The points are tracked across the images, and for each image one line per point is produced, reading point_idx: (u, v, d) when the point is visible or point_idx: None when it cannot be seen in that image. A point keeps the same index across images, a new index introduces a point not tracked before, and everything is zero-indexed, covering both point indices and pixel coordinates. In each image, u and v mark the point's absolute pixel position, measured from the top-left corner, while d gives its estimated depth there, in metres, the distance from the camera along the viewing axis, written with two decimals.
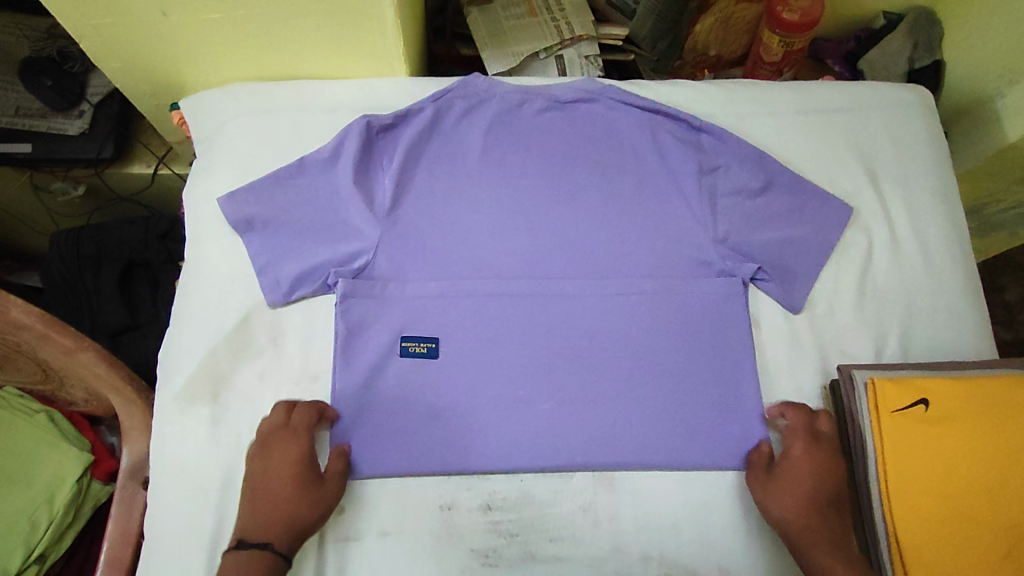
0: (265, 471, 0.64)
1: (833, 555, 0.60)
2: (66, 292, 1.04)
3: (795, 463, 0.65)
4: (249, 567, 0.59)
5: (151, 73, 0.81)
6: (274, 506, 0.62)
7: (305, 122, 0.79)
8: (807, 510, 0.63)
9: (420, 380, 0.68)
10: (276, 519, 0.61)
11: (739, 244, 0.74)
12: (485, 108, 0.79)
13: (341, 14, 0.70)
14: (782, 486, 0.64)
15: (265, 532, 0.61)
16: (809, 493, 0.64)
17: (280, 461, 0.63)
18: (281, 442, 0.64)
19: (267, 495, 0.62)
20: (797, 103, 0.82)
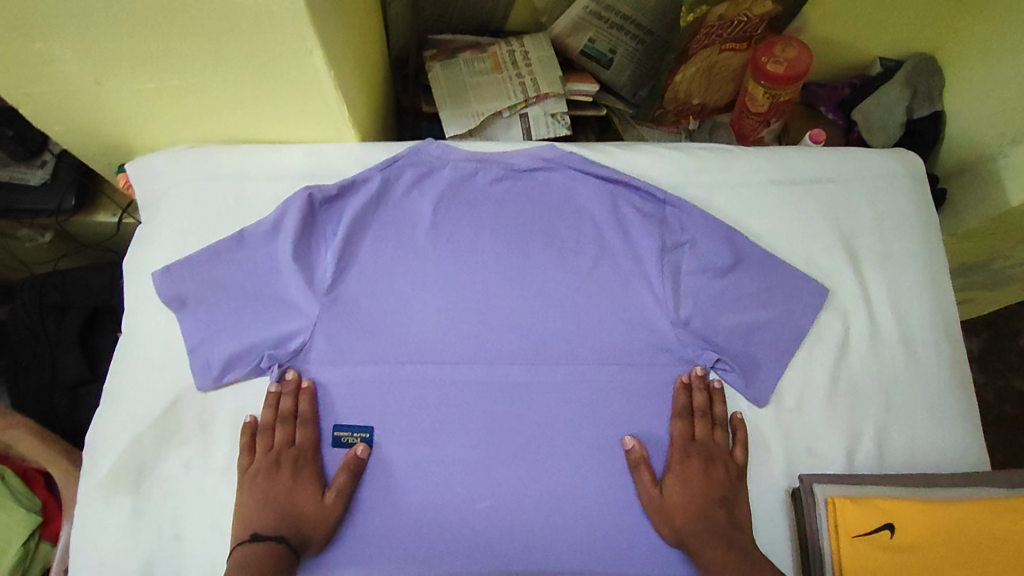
0: (274, 480, 0.64)
1: (723, 553, 0.61)
2: (27, 341, 1.02)
3: (673, 474, 0.66)
4: (257, 562, 0.58)
5: (98, 135, 0.78)
6: (285, 512, 0.63)
7: (248, 188, 0.75)
8: (691, 522, 0.63)
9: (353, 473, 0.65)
10: (286, 521, 0.62)
11: (701, 327, 0.70)
12: (435, 177, 0.75)
13: (278, 83, 0.67)
14: (658, 511, 0.64)
15: (278, 530, 0.61)
16: (686, 493, 0.65)
17: (301, 471, 0.65)
18: (298, 459, 0.65)
19: (280, 506, 0.63)
20: (771, 172, 0.77)
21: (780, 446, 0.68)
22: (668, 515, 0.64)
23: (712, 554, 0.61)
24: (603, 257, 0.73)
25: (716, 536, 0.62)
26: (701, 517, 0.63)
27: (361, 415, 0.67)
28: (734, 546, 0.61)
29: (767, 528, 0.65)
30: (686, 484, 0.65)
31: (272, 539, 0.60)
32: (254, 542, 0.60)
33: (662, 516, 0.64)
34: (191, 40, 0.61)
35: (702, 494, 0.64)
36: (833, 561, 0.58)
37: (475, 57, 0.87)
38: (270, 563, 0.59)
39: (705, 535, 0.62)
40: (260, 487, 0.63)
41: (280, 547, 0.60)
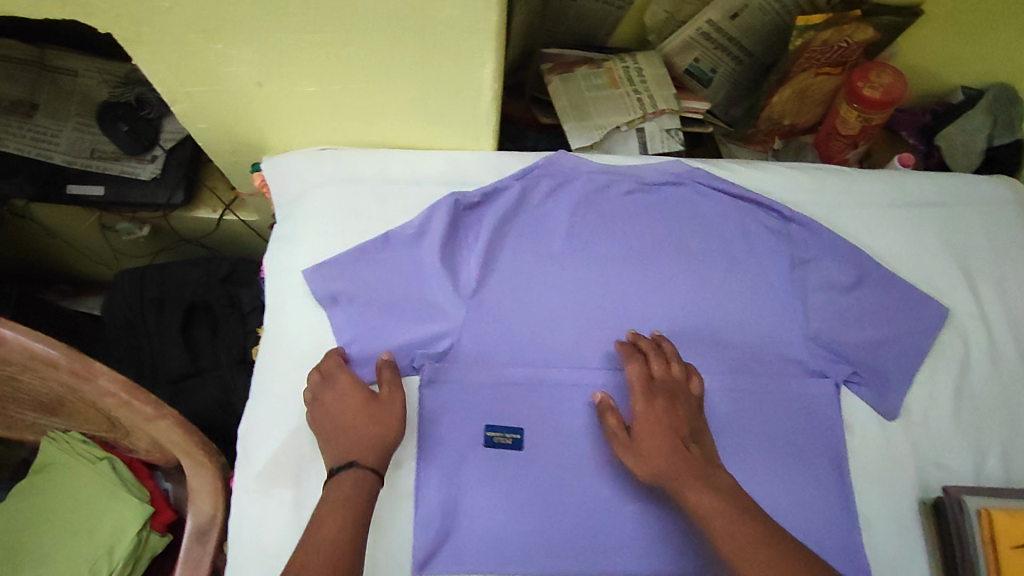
0: (337, 408, 0.65)
1: (706, 494, 0.58)
2: (126, 331, 1.05)
3: (646, 414, 0.64)
4: (355, 488, 0.61)
5: (238, 136, 0.80)
6: (357, 434, 0.64)
7: (390, 193, 0.77)
8: (666, 464, 0.61)
9: (506, 472, 0.68)
10: (365, 446, 0.63)
11: (831, 342, 0.74)
12: (570, 187, 0.78)
13: (438, 95, 0.69)
14: (634, 457, 0.63)
15: (355, 449, 0.63)
16: (653, 432, 0.63)
17: (347, 387, 0.66)
18: (338, 380, 0.67)
19: (353, 430, 0.64)
20: (888, 195, 0.81)
21: (908, 457, 0.71)
22: (640, 459, 0.63)
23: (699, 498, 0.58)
24: (733, 270, 0.76)
25: (692, 473, 0.60)
26: (659, 457, 0.61)
27: (509, 416, 0.70)
28: (702, 480, 0.59)
29: (901, 535, 0.69)
30: (639, 429, 0.64)
31: (354, 467, 0.62)
32: (344, 473, 0.62)
33: (637, 462, 0.63)
34: (371, 51, 0.63)
35: (647, 436, 0.63)
36: (986, 558, 0.63)
37: (592, 73, 0.89)
38: (365, 489, 0.61)
39: (681, 472, 0.60)
40: (323, 420, 0.65)
41: (375, 476, 0.62)
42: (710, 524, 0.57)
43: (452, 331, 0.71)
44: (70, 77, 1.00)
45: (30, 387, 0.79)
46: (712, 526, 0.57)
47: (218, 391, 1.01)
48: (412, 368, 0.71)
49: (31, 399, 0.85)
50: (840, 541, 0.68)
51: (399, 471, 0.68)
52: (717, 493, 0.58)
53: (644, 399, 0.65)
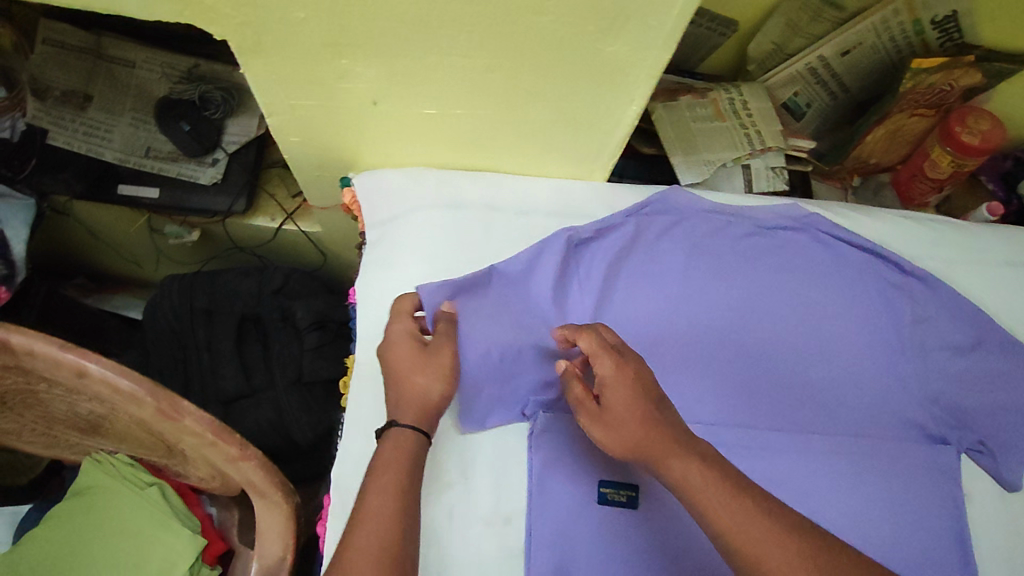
0: (393, 363, 0.60)
1: (695, 466, 0.51)
2: (172, 342, 0.98)
3: (614, 383, 0.55)
4: (404, 448, 0.56)
5: (330, 150, 0.74)
6: (410, 390, 0.58)
7: (496, 222, 0.72)
8: (635, 438, 0.53)
9: (622, 534, 0.64)
10: (411, 403, 0.58)
11: (951, 406, 0.71)
12: (684, 226, 0.74)
13: (565, 123, 0.64)
14: (601, 433, 0.56)
15: (411, 409, 0.58)
16: (625, 401, 0.54)
17: (409, 349, 0.60)
18: (401, 338, 0.61)
19: (406, 384, 0.59)
20: (1005, 253, 0.78)
21: None
22: (616, 433, 0.54)
23: (688, 474, 0.50)
24: (850, 325, 0.73)
25: (664, 440, 0.52)
26: (628, 429, 0.54)
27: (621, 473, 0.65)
28: (679, 447, 0.52)
29: None
30: (608, 401, 0.55)
31: (406, 427, 0.57)
32: (393, 432, 0.56)
33: (606, 436, 0.55)
34: (514, 76, 0.58)
35: (614, 407, 0.55)
36: None
37: (696, 102, 0.87)
38: (414, 452, 0.56)
39: (654, 444, 0.52)
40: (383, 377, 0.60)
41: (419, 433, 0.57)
42: (689, 496, 0.50)
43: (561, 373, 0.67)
44: (128, 69, 0.93)
45: (84, 411, 0.72)
46: (692, 497, 0.50)
47: (272, 414, 0.95)
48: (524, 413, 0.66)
49: (70, 421, 0.77)
50: None
51: (508, 527, 0.63)
52: (696, 458, 0.51)
53: (612, 358, 0.56)
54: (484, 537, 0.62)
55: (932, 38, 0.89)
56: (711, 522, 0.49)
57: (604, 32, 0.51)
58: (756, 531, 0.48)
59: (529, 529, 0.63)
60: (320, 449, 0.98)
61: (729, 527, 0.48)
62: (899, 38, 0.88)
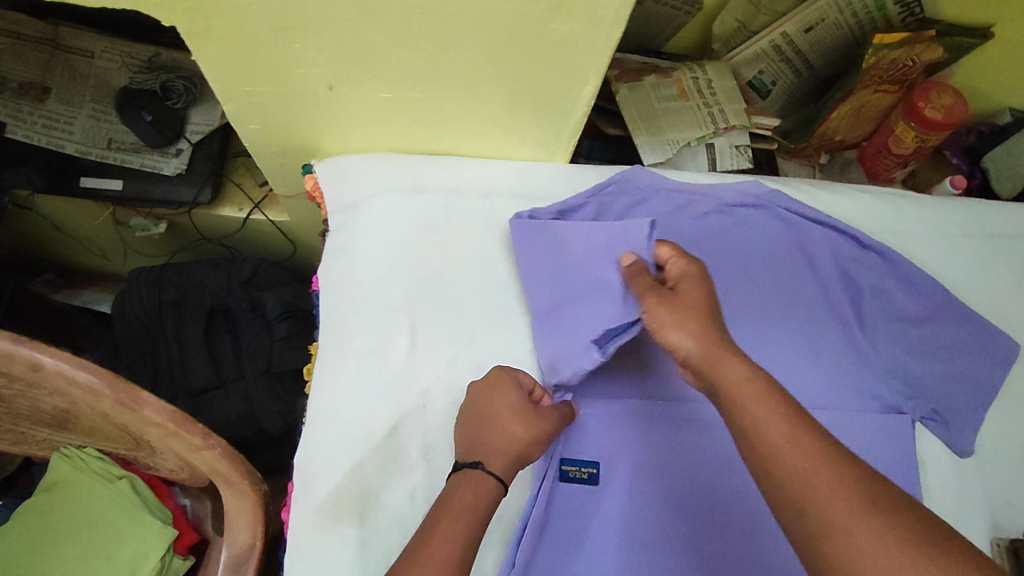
0: (506, 417, 0.60)
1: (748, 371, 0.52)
2: (141, 335, 0.98)
3: (688, 282, 0.59)
4: (479, 491, 0.56)
5: (289, 136, 0.74)
6: (511, 450, 0.59)
7: (458, 205, 0.72)
8: (697, 327, 0.56)
9: (584, 509, 0.65)
10: (499, 454, 0.58)
11: (906, 374, 0.73)
12: (643, 206, 0.75)
13: (523, 104, 0.64)
14: (659, 316, 0.58)
15: (496, 459, 0.58)
16: (693, 300, 0.57)
17: (522, 414, 0.60)
18: (516, 396, 0.61)
19: (510, 442, 0.59)
20: (962, 225, 0.79)
21: (981, 495, 0.70)
22: (679, 323, 0.56)
23: (737, 378, 0.52)
24: (808, 299, 0.74)
25: (723, 345, 0.54)
26: (692, 318, 0.56)
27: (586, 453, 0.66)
28: (735, 353, 0.54)
29: None
30: (678, 294, 0.58)
31: (488, 474, 0.57)
32: (475, 475, 0.56)
33: (664, 322, 0.57)
34: (469, 58, 0.58)
35: (684, 299, 0.58)
36: None
37: (661, 82, 0.86)
38: (486, 500, 0.55)
39: (717, 339, 0.55)
40: (483, 421, 0.60)
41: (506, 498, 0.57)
42: (743, 397, 0.51)
43: (522, 353, 0.68)
44: (87, 58, 0.92)
45: (48, 405, 0.71)
46: (744, 403, 0.50)
47: (243, 405, 0.95)
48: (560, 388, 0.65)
49: (36, 416, 0.76)
50: None
51: None
52: (757, 368, 0.53)
53: (693, 266, 0.61)
54: None
55: (894, 14, 0.90)
56: (762, 426, 0.49)
57: (554, 10, 0.51)
58: (801, 443, 0.47)
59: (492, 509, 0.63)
60: (291, 438, 0.98)
61: (776, 436, 0.48)
62: (861, 15, 0.89)
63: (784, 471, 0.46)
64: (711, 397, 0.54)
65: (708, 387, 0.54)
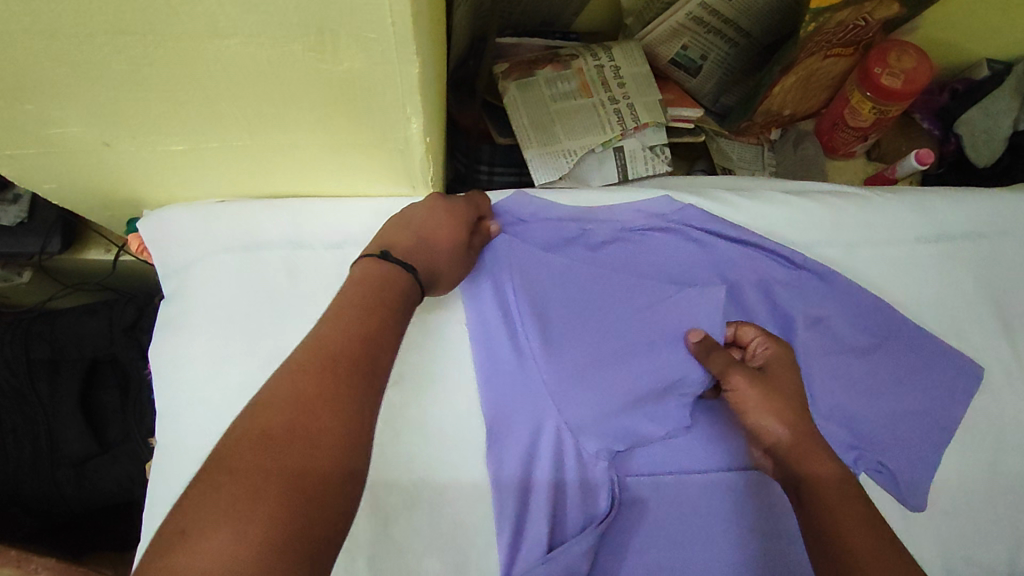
0: (418, 207, 0.58)
1: (836, 465, 0.52)
2: (10, 407, 0.85)
3: (779, 366, 0.59)
4: (400, 272, 0.52)
5: (100, 192, 0.62)
6: (432, 261, 0.55)
7: (303, 261, 0.61)
8: (792, 416, 0.55)
9: None
10: (418, 250, 0.55)
11: (848, 418, 0.62)
12: (531, 238, 0.63)
13: (346, 143, 0.52)
14: (749, 396, 0.56)
15: (413, 255, 0.54)
16: (789, 387, 0.57)
17: (451, 225, 0.57)
18: (457, 202, 0.58)
19: (416, 223, 0.56)
20: (915, 227, 0.67)
21: (937, 553, 0.60)
22: (771, 405, 0.55)
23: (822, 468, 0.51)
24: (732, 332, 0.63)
25: (818, 438, 0.54)
26: (788, 404, 0.55)
27: (463, 555, 0.55)
28: (828, 451, 0.53)
29: None
30: (770, 377, 0.58)
31: (405, 266, 0.52)
32: (390, 260, 0.52)
33: (755, 403, 0.56)
34: (248, 103, 0.46)
35: (779, 385, 0.57)
36: None
37: (558, 75, 0.72)
38: (399, 284, 0.51)
39: (810, 433, 0.54)
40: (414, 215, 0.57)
41: (410, 279, 0.52)
42: (827, 494, 0.49)
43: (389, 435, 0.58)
44: None
45: None
46: (826, 496, 0.49)
47: (132, 466, 0.86)
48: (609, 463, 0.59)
49: None
50: None
51: None
52: (843, 469, 0.52)
53: (780, 351, 0.60)
54: None
55: None
56: (840, 523, 0.47)
57: (316, 50, 0.40)
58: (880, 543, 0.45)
59: None
60: None
61: (858, 535, 0.46)
62: None
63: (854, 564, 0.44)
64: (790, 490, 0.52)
65: (792, 475, 0.52)
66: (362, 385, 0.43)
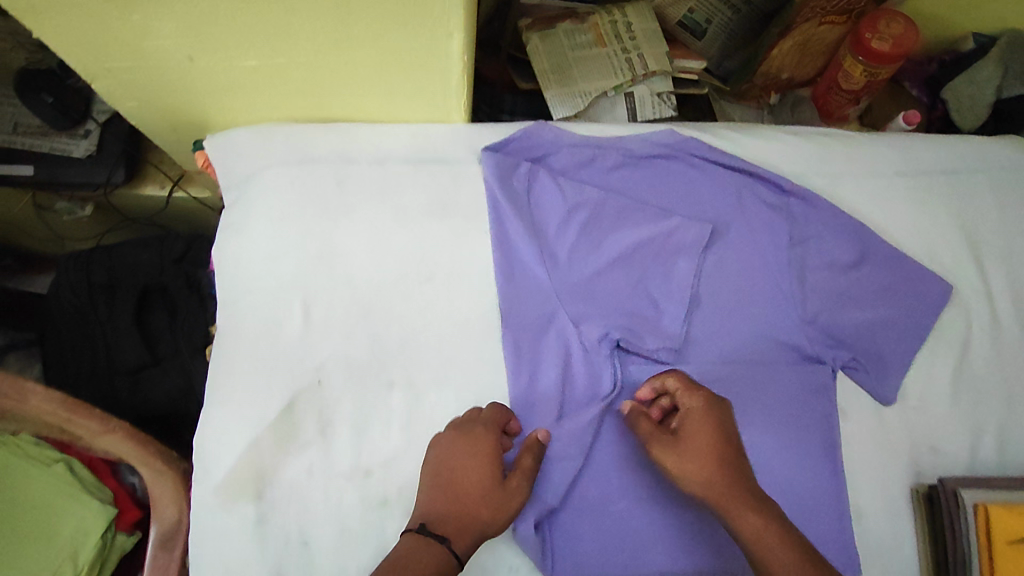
0: (453, 457, 0.58)
1: (764, 518, 0.53)
2: (75, 320, 0.97)
3: (693, 425, 0.58)
4: (424, 553, 0.52)
5: (173, 112, 0.71)
6: (472, 523, 0.55)
7: (351, 173, 0.70)
8: (710, 474, 0.56)
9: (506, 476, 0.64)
10: (453, 517, 0.55)
11: (829, 325, 0.70)
12: (549, 160, 0.71)
13: (396, 60, 0.61)
14: (674, 463, 0.57)
15: (447, 524, 0.55)
16: (708, 445, 0.57)
17: (479, 474, 0.57)
18: (475, 434, 0.59)
19: (451, 481, 0.57)
20: (895, 163, 0.75)
21: (905, 441, 0.68)
22: (692, 472, 0.56)
23: (756, 535, 0.53)
24: (725, 246, 0.71)
25: (743, 493, 0.55)
26: (709, 463, 0.56)
27: None
28: (752, 498, 0.55)
29: (892, 524, 0.67)
30: (685, 438, 0.58)
31: (437, 537, 0.53)
32: (418, 532, 0.54)
33: (680, 472, 0.57)
34: (319, 18, 0.55)
35: (696, 442, 0.57)
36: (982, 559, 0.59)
37: (576, 29, 0.81)
38: (428, 556, 0.52)
39: (730, 484, 0.55)
40: (437, 473, 0.58)
41: (446, 552, 0.53)
42: (762, 554, 0.52)
43: (422, 323, 0.67)
44: None
45: None
46: (762, 554, 0.52)
47: (180, 379, 0.96)
48: (611, 353, 0.67)
49: None
50: (834, 532, 0.65)
51: (369, 479, 0.64)
52: (773, 519, 0.53)
53: (695, 398, 0.60)
54: (346, 490, 0.64)
55: None
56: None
57: None
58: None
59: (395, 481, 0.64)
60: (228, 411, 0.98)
61: None
62: None
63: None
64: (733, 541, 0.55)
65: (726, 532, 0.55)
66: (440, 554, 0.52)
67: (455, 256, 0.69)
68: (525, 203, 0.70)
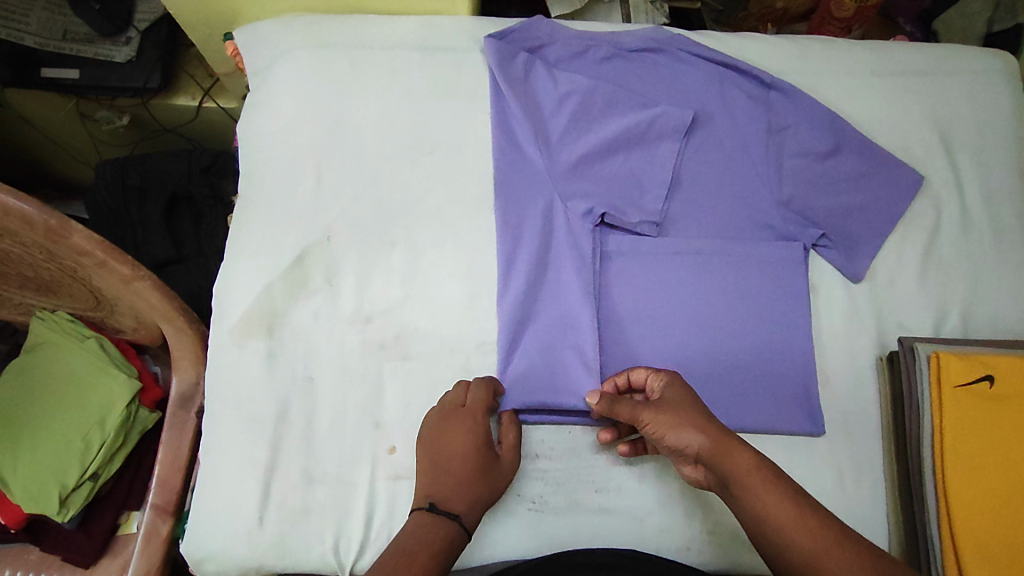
0: (441, 439, 0.62)
1: (755, 460, 0.53)
2: (111, 221, 1.06)
3: (671, 390, 0.60)
4: (438, 532, 0.56)
5: (206, 3, 0.78)
6: (477, 497, 0.60)
7: (362, 58, 0.76)
8: (697, 425, 0.55)
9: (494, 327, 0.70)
10: (461, 496, 0.59)
11: (803, 208, 0.74)
12: (544, 51, 0.77)
13: None
14: (658, 421, 0.57)
15: (457, 500, 0.59)
16: (687, 404, 0.58)
17: (482, 461, 0.61)
18: (467, 418, 0.63)
19: (444, 459, 0.61)
20: (872, 64, 0.79)
21: (872, 316, 0.72)
22: (677, 428, 0.56)
23: (750, 474, 0.52)
24: (706, 132, 0.76)
25: (730, 437, 0.55)
26: (694, 413, 0.56)
27: (476, 286, 0.71)
28: (739, 441, 0.55)
29: (855, 389, 0.71)
30: (666, 397, 0.59)
31: (448, 515, 0.58)
32: (431, 512, 0.58)
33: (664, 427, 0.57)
34: None
35: (675, 400, 0.58)
36: (931, 405, 0.64)
37: None
38: (443, 535, 0.56)
39: (717, 431, 0.55)
40: (434, 458, 0.61)
41: (455, 527, 0.57)
42: (759, 491, 0.51)
43: (424, 193, 0.73)
44: None
45: (24, 264, 0.79)
46: (756, 490, 0.51)
47: (201, 276, 1.03)
48: (594, 225, 0.73)
49: (21, 275, 0.82)
50: (799, 394, 0.70)
51: (369, 325, 0.70)
52: (762, 457, 0.53)
53: (667, 376, 0.62)
54: (348, 335, 0.70)
55: None
56: (777, 520, 0.50)
57: None
58: (831, 542, 0.48)
59: (393, 328, 0.70)
60: None
61: (795, 529, 0.49)
62: None
63: (804, 559, 0.48)
64: (723, 489, 0.54)
65: (721, 479, 0.54)
66: (454, 533, 0.57)
67: (456, 133, 0.75)
68: (521, 86, 0.75)
